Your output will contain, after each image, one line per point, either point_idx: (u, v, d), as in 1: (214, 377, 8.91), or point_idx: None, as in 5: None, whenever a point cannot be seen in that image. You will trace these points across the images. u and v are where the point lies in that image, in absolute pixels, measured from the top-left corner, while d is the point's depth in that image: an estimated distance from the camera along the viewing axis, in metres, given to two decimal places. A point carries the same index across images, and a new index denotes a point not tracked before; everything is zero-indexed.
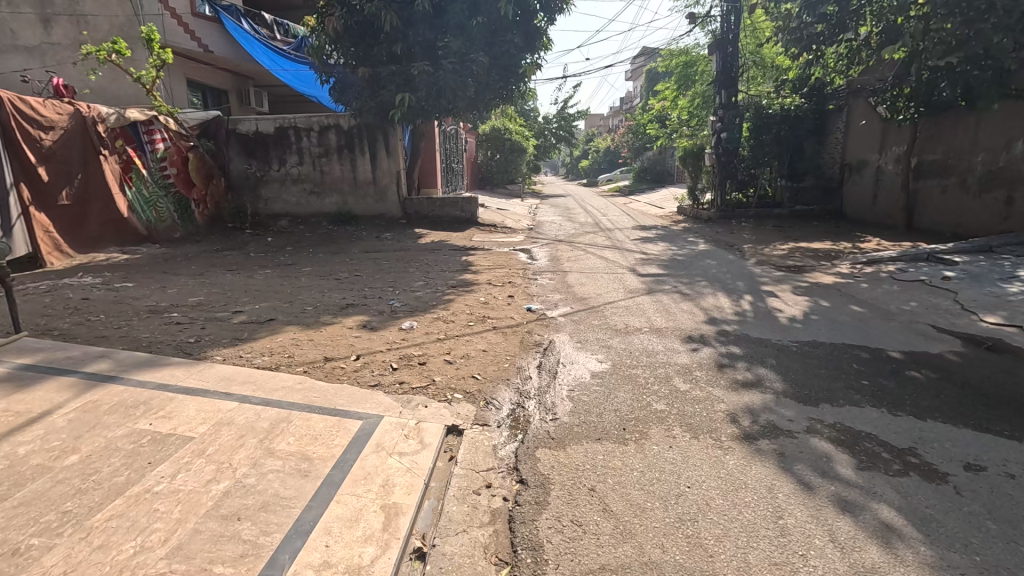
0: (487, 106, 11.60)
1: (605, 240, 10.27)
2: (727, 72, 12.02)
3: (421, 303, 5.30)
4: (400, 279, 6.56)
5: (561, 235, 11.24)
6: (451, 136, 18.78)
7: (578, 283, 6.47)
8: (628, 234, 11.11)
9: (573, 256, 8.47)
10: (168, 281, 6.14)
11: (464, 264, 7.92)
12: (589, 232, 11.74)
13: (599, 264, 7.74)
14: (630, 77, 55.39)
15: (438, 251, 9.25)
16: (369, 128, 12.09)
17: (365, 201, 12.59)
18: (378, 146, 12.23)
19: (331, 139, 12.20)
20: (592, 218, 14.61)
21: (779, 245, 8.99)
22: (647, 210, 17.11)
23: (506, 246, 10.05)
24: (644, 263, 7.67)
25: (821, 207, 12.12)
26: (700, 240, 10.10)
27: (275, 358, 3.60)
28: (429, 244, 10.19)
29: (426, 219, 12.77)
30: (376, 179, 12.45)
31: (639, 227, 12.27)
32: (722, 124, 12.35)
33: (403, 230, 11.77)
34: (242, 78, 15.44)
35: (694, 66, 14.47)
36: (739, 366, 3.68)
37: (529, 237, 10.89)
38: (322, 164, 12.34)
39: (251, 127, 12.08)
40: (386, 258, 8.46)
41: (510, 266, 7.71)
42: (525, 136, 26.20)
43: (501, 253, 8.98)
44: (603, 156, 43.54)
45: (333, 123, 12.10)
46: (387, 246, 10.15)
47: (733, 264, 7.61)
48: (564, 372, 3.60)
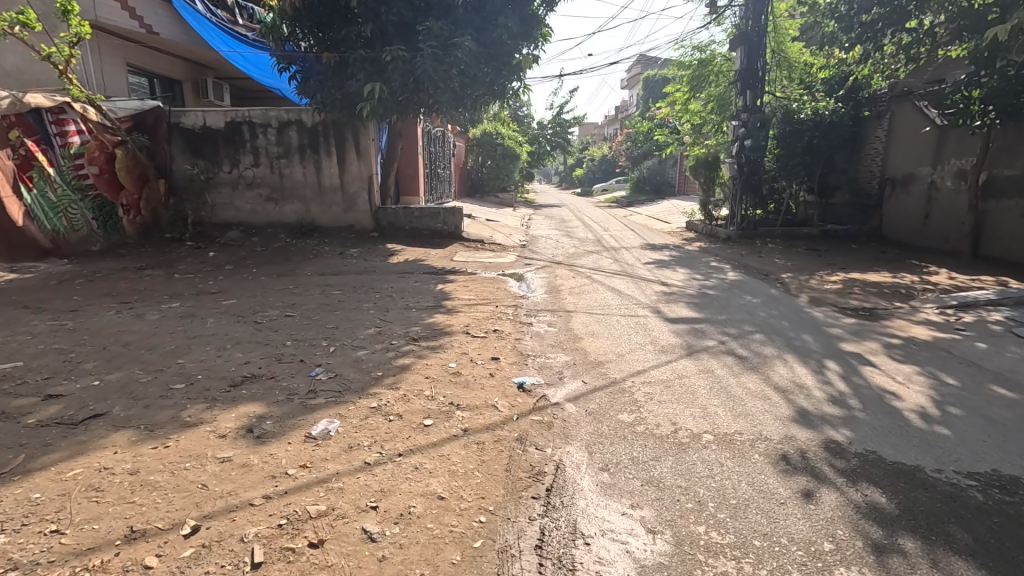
0: (475, 102, 9.94)
1: (613, 264, 8.62)
2: (751, 71, 10.45)
3: (360, 374, 3.55)
4: (346, 322, 4.80)
5: (559, 255, 9.55)
6: (440, 138, 17.43)
7: (589, 332, 4.77)
8: (640, 256, 9.48)
9: (578, 286, 6.79)
10: (11, 323, 4.37)
11: (438, 297, 6.17)
12: (591, 251, 10.09)
13: (610, 300, 6.07)
14: (627, 86, 54.28)
15: (410, 275, 7.49)
16: (337, 125, 10.38)
17: (332, 210, 10.82)
18: (347, 147, 10.51)
19: (292, 137, 10.46)
20: (593, 233, 12.99)
21: (826, 276, 7.37)
22: (652, 225, 15.54)
23: (494, 268, 8.33)
24: (670, 300, 6.00)
25: (856, 227, 10.58)
26: (725, 266, 8.47)
27: (19, 544, 1.83)
28: (402, 266, 8.43)
29: (402, 231, 10.96)
30: (344, 185, 10.70)
31: (649, 247, 10.64)
32: (745, 130, 10.68)
33: (374, 245, 10.00)
34: (200, 67, 13.67)
35: (704, 68, 12.70)
36: (913, 555, 1.97)
37: (521, 257, 9.19)
38: (281, 165, 10.60)
39: (197, 120, 10.36)
40: (342, 285, 6.71)
41: (498, 302, 5.98)
42: (518, 142, 24.63)
43: (487, 280, 7.27)
44: (598, 165, 42.13)
45: (294, 119, 10.38)
46: (350, 266, 8.36)
47: (782, 304, 5.95)
48: (587, 572, 1.88)
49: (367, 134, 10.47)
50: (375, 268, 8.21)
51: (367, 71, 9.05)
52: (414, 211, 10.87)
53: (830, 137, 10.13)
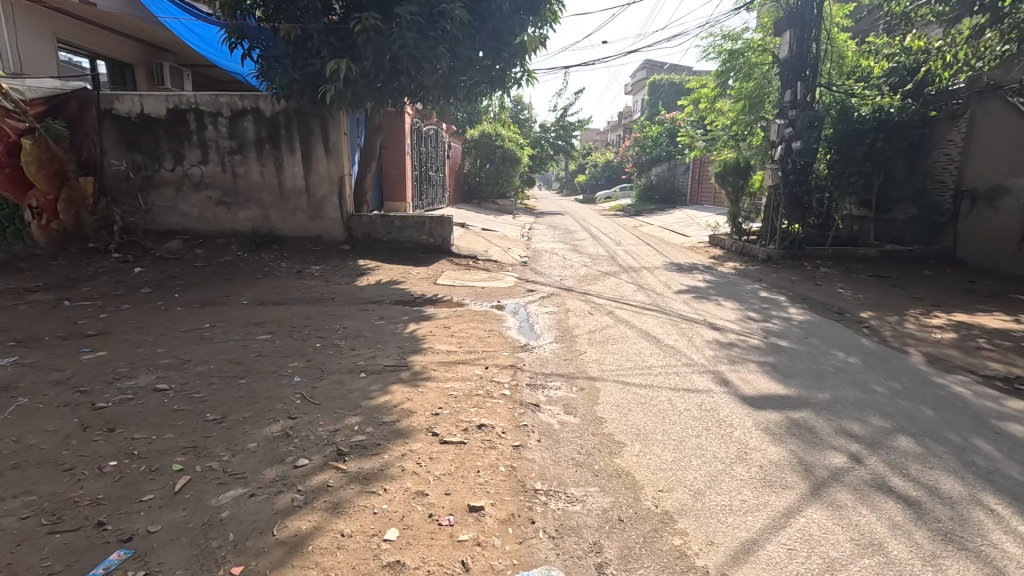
0: (468, 90, 8.20)
1: (637, 293, 6.85)
2: (802, 59, 8.66)
3: (196, 569, 1.76)
4: (243, 408, 3.01)
5: (569, 278, 7.76)
6: (432, 138, 15.75)
7: (633, 431, 2.98)
8: (670, 282, 7.71)
9: (600, 331, 5.02)
10: None
11: (405, 347, 4.37)
12: (606, 273, 8.32)
13: (648, 356, 4.28)
14: (633, 91, 52.78)
15: (376, 307, 5.72)
16: (301, 115, 8.61)
17: (295, 217, 9.03)
18: (313, 141, 8.73)
19: (248, 129, 8.71)
20: (605, 249, 11.23)
21: (924, 319, 5.58)
22: (670, 239, 13.81)
23: (487, 297, 6.51)
24: (735, 360, 4.23)
25: (922, 248, 8.80)
26: (780, 298, 6.70)
27: None
28: (370, 292, 6.64)
29: (379, 245, 9.16)
30: (309, 188, 8.91)
31: (676, 269, 8.89)
32: (794, 130, 8.80)
33: (343, 262, 8.20)
34: (157, 50, 11.97)
35: (738, 57, 10.93)
36: None
37: (522, 281, 7.37)
38: (234, 163, 8.85)
39: (134, 106, 8.66)
40: (277, 324, 4.93)
41: (490, 357, 4.18)
42: (519, 145, 22.93)
43: (477, 317, 5.48)
44: (602, 171, 40.46)
45: (250, 107, 8.63)
46: (305, 290, 6.60)
47: (895, 368, 4.17)
48: None
49: (337, 126, 8.66)
50: (336, 294, 6.45)
51: (335, 46, 7.30)
52: (394, 220, 9.08)
53: (895, 138, 8.41)
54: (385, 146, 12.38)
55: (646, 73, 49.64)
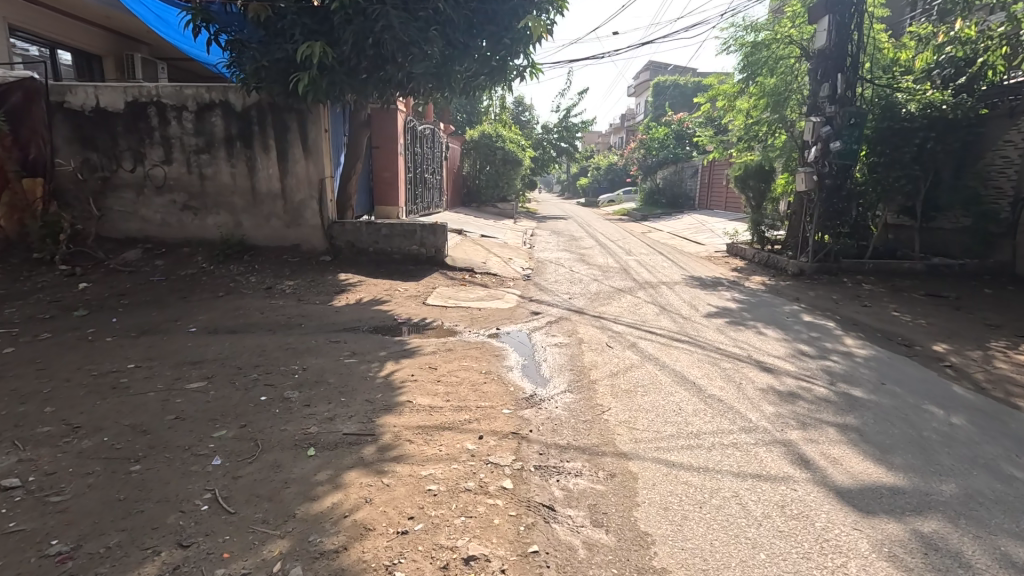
0: (464, 82, 7.23)
1: (660, 316, 5.88)
2: (842, 48, 7.68)
3: None
4: (111, 527, 2.02)
5: (578, 297, 6.77)
6: (428, 138, 14.84)
7: (696, 568, 1.98)
8: (695, 301, 6.73)
9: (624, 374, 4.04)
10: None
11: (375, 401, 3.37)
12: (620, 290, 7.32)
13: (691, 416, 3.29)
14: (636, 93, 51.89)
15: (349, 338, 4.75)
16: (276, 109, 7.64)
17: (270, 224, 8.05)
18: (290, 139, 7.75)
19: (216, 125, 7.74)
20: (615, 260, 10.23)
21: (1015, 355, 4.59)
22: (683, 247, 12.82)
23: (484, 322, 5.52)
24: (806, 421, 3.24)
25: (973, 262, 7.83)
26: (828, 324, 5.71)
27: None
28: (347, 314, 5.67)
29: (364, 256, 8.19)
30: (286, 191, 7.94)
31: (698, 284, 7.92)
32: (831, 128, 7.82)
33: (321, 276, 7.22)
34: (129, 41, 11.03)
35: (763, 50, 9.94)
36: None
37: (525, 301, 6.38)
38: (201, 162, 7.87)
39: (89, 98, 7.69)
40: (220, 364, 3.94)
41: (485, 418, 3.20)
42: (521, 146, 21.97)
43: (470, 351, 4.51)
44: (605, 174, 39.53)
45: (218, 100, 7.66)
46: (270, 313, 5.63)
47: (1016, 433, 3.18)
48: None
49: (316, 122, 7.68)
50: (306, 317, 5.49)
51: (309, 28, 6.31)
52: (380, 228, 8.10)
53: (948, 138, 7.43)
54: (376, 146, 11.50)
55: (650, 74, 48.83)
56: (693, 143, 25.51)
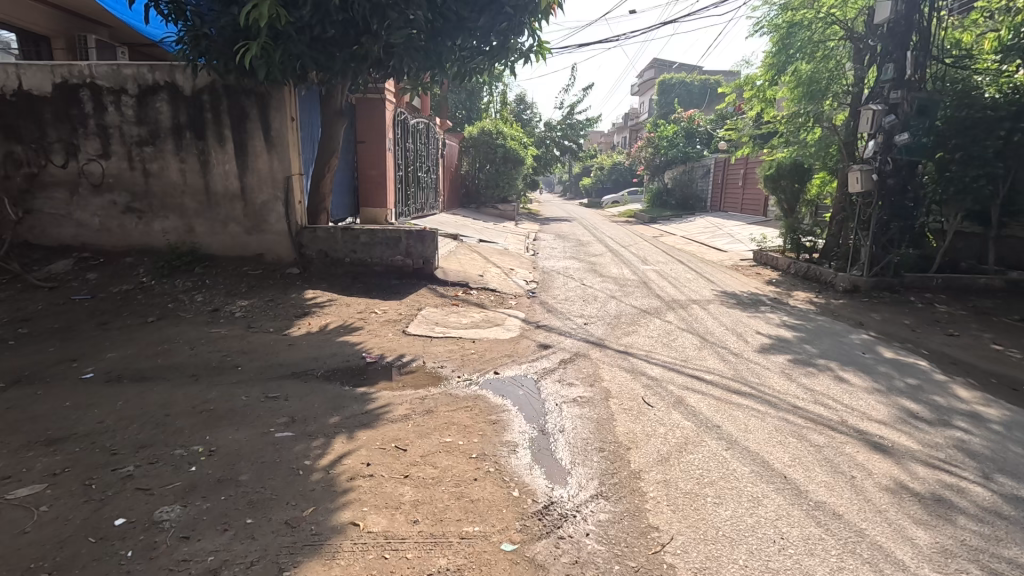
0: (457, 59, 5.99)
1: (704, 352, 4.62)
2: (911, 21, 6.40)
3: None
4: None
5: (595, 322, 5.51)
6: (422, 133, 13.61)
7: None
8: (741, 328, 5.48)
9: (678, 459, 2.78)
10: None
11: (297, 528, 2.12)
12: (644, 311, 6.07)
13: (806, 557, 2.04)
14: (640, 92, 50.63)
15: (294, 391, 3.51)
16: (233, 94, 6.40)
17: (228, 230, 6.80)
18: (249, 129, 6.50)
19: (162, 111, 6.48)
20: (632, 271, 8.99)
21: None
22: (704, 255, 11.58)
23: (479, 361, 4.26)
24: (997, 569, 1.99)
25: None
26: (920, 363, 4.47)
27: None
28: (303, 350, 4.43)
29: (339, 268, 6.93)
30: (246, 191, 6.69)
31: (736, 303, 6.68)
32: (897, 117, 6.55)
33: (283, 294, 5.97)
34: (85, 22, 9.76)
35: (797, 34, 8.69)
36: None
37: (531, 329, 5.13)
38: (145, 157, 6.62)
39: (9, 79, 6.44)
40: (87, 445, 2.69)
41: (472, 567, 1.94)
42: (523, 144, 20.72)
43: (457, 414, 3.24)
44: (609, 174, 38.29)
45: (164, 82, 6.41)
46: (204, 346, 4.40)
47: None
48: None
49: (280, 109, 6.42)
50: (248, 354, 4.25)
51: None
52: (358, 235, 6.84)
53: None
54: (360, 141, 10.31)
55: (655, 72, 47.45)
56: (704, 141, 24.17)
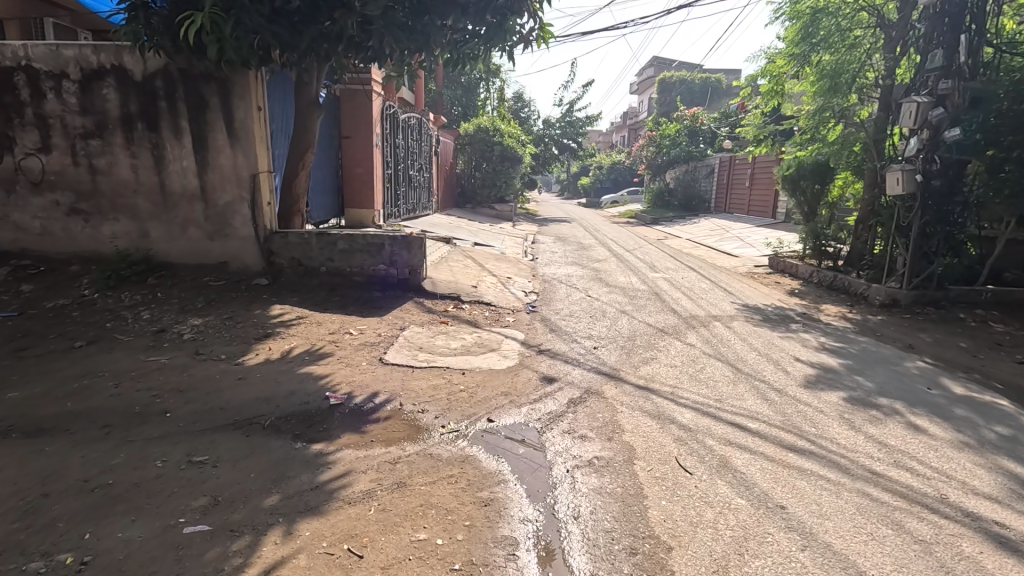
0: (447, 39, 5.21)
1: (740, 388, 3.85)
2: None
3: None
4: None
5: (607, 346, 4.73)
6: (414, 129, 12.80)
7: None
8: (776, 353, 4.71)
9: (741, 569, 2.01)
10: None
11: None
12: (661, 331, 5.28)
13: None
14: (640, 91, 49.86)
15: (227, 452, 2.71)
16: (191, 80, 5.58)
17: (188, 235, 5.98)
18: (209, 120, 5.68)
19: (109, 99, 5.66)
20: (641, 279, 8.21)
21: None
22: (715, 260, 10.82)
23: (469, 401, 3.47)
24: None
25: None
26: (1002, 403, 3.70)
27: None
28: (254, 386, 3.63)
29: (314, 279, 6.14)
30: (207, 191, 5.87)
31: (763, 320, 5.91)
32: (949, 109, 5.80)
33: (245, 311, 5.16)
34: (43, 5, 8.91)
35: (820, 20, 7.94)
36: None
37: (532, 357, 4.34)
38: (91, 151, 5.79)
39: None
40: None
41: None
42: (521, 142, 19.90)
43: (435, 490, 2.46)
44: (607, 173, 37.52)
45: (111, 66, 5.59)
46: (134, 382, 3.59)
47: None
48: None
49: (245, 97, 5.62)
50: (184, 393, 3.45)
51: None
52: (335, 242, 6.05)
53: None
54: (345, 136, 9.51)
55: (655, 70, 46.66)
56: (707, 140, 23.40)
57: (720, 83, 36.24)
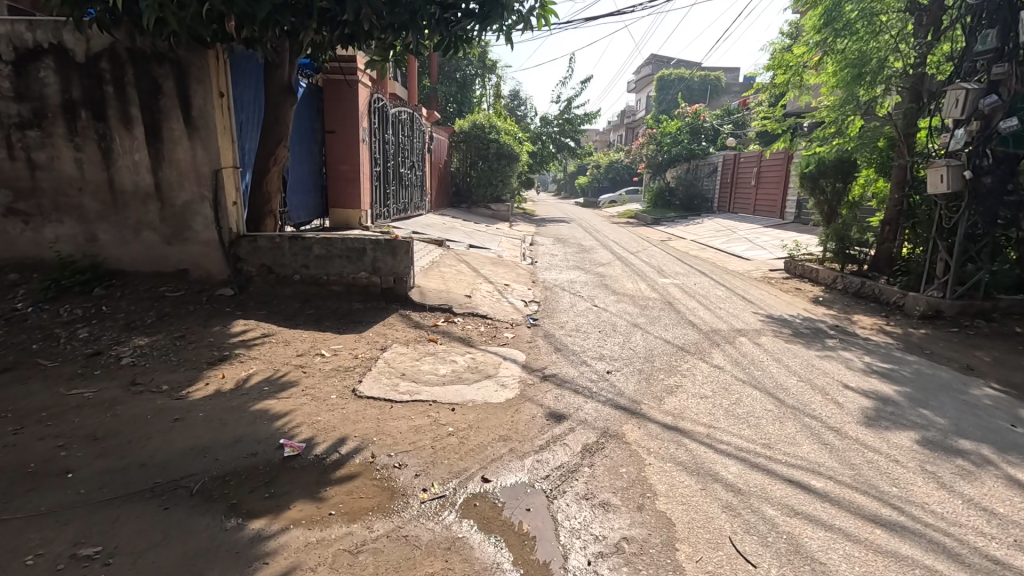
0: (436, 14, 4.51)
1: (789, 427, 3.17)
2: None
3: None
4: None
5: (622, 370, 4.04)
6: (406, 124, 12.08)
7: None
8: (820, 378, 4.04)
9: None
10: None
11: None
12: (681, 350, 4.60)
13: None
14: (637, 89, 49.21)
15: (129, 540, 2.01)
16: (142, 61, 4.86)
17: (142, 239, 5.25)
18: (164, 107, 4.96)
19: (47, 83, 4.91)
20: (651, 286, 7.53)
21: None
22: (726, 263, 10.16)
23: (459, 451, 2.79)
24: None
25: None
26: None
27: None
28: (192, 430, 2.92)
29: (287, 288, 5.43)
30: (163, 189, 5.15)
31: (793, 335, 5.25)
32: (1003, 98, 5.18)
33: (202, 328, 4.45)
34: None
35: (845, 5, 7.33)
36: None
37: (534, 386, 3.65)
38: (28, 143, 5.03)
39: None
40: None
41: None
42: (518, 139, 19.19)
43: None
44: (605, 172, 36.88)
45: (48, 44, 4.84)
46: (42, 427, 2.88)
47: None
48: None
49: (204, 81, 4.91)
50: (99, 443, 2.73)
51: None
52: (310, 246, 5.34)
53: None
54: (328, 130, 8.79)
55: (653, 68, 46.03)
56: (709, 138, 22.74)
57: (720, 81, 35.69)
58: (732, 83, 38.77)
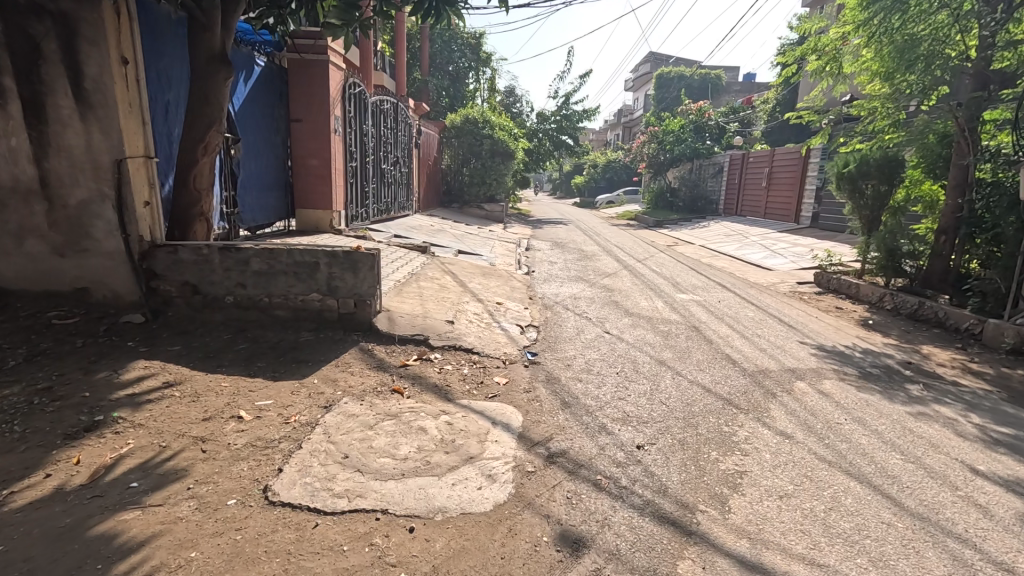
0: None
1: (935, 564, 2.03)
2: None
3: None
4: None
5: (656, 444, 2.89)
6: (389, 115, 10.86)
7: None
8: (929, 455, 2.92)
9: None
10: None
11: None
12: (729, 404, 3.46)
13: None
14: (635, 87, 48.18)
15: None
16: (14, 14, 3.65)
17: (26, 249, 4.02)
18: (46, 76, 3.74)
19: None
20: (669, 304, 6.40)
21: None
22: (746, 274, 9.05)
23: None
24: None
25: None
26: None
27: None
28: None
29: (218, 313, 4.25)
30: (50, 184, 3.93)
31: (862, 377, 4.13)
32: None
33: (83, 375, 3.26)
34: None
35: None
36: None
37: (537, 479, 2.50)
38: None
39: None
40: None
41: None
42: (513, 135, 18.01)
43: None
44: (602, 172, 35.84)
45: None
46: None
47: None
48: None
49: (99, 43, 3.71)
50: None
51: None
52: (247, 260, 4.17)
53: None
54: (294, 119, 7.58)
55: (652, 66, 45.01)
56: (715, 137, 21.33)
57: (720, 79, 34.70)
58: (732, 81, 37.91)
